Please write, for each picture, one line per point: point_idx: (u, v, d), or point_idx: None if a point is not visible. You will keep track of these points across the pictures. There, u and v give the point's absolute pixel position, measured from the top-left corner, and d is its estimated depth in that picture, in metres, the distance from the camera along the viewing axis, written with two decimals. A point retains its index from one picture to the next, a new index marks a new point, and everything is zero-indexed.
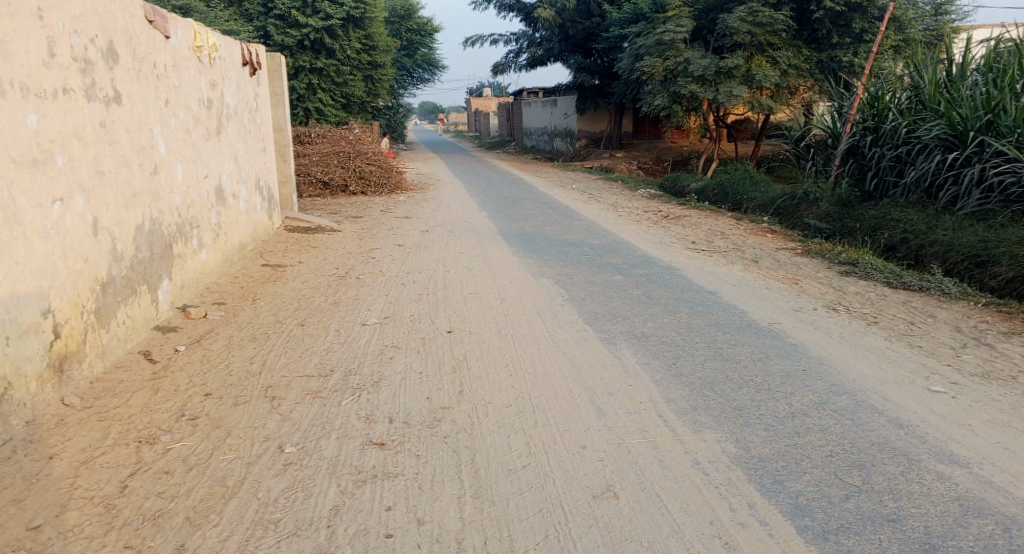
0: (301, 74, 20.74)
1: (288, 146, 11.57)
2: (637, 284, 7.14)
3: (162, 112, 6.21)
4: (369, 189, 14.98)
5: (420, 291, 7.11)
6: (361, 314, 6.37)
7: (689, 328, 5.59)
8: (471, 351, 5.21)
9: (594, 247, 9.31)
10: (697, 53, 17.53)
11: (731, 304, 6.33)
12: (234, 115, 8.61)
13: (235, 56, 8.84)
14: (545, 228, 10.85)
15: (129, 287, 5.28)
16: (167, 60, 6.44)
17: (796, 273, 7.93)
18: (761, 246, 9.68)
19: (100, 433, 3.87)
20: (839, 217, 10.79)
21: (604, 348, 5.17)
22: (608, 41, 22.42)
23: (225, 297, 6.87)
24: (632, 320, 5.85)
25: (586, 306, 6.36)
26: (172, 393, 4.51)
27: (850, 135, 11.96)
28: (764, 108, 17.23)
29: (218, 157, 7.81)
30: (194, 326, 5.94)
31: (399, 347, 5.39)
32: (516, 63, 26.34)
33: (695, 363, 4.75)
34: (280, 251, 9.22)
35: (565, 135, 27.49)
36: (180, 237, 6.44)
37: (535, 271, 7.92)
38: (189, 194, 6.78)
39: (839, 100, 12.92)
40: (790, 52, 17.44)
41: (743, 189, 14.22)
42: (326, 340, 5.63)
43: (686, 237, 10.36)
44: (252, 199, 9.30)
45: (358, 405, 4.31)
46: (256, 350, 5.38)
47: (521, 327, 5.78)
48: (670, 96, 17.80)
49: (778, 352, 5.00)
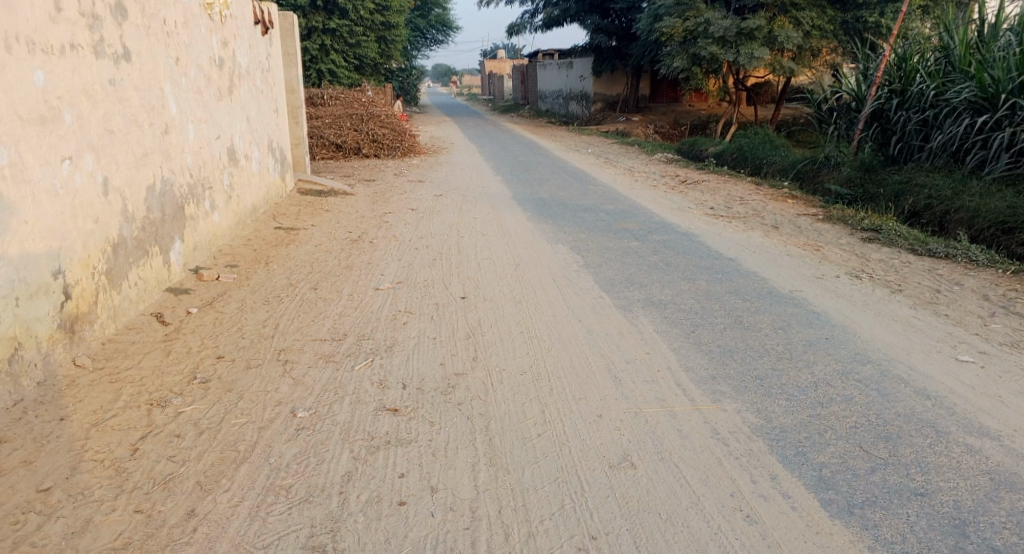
0: (314, 34, 20.50)
1: (301, 108, 11.43)
2: (655, 251, 7.02)
3: (172, 70, 6.09)
4: (383, 152, 14.84)
5: (434, 256, 7.02)
6: (374, 279, 6.29)
7: (707, 295, 5.48)
8: (486, 317, 5.13)
9: (610, 212, 9.18)
10: (719, 13, 17.02)
11: (750, 271, 6.21)
12: (246, 74, 8.48)
13: (246, 14, 8.68)
14: (560, 192, 10.70)
15: (140, 248, 5.22)
16: (177, 17, 6.31)
17: (818, 240, 7.77)
18: (781, 211, 9.50)
19: (111, 396, 3.84)
20: (862, 182, 10.57)
21: (620, 315, 5.07)
22: (625, 2, 21.95)
23: (238, 260, 6.80)
24: (650, 287, 5.75)
25: (603, 272, 6.26)
26: (184, 356, 4.47)
27: (874, 99, 11.64)
28: (786, 70, 17.16)
29: (230, 118, 7.70)
30: (207, 289, 5.89)
31: (412, 313, 5.31)
32: (532, 24, 25.90)
33: (713, 332, 4.65)
34: (293, 214, 9.14)
35: (581, 98, 27.10)
36: (191, 199, 6.36)
37: (550, 236, 7.81)
38: (201, 155, 6.69)
39: (863, 63, 12.56)
40: (815, 12, 16.92)
41: (763, 153, 13.96)
42: (339, 304, 5.56)
43: (704, 203, 10.20)
44: (265, 161, 9.20)
45: (371, 370, 4.25)
46: (268, 314, 5.32)
47: (535, 293, 5.69)
48: (690, 58, 17.45)
49: (800, 320, 4.89)
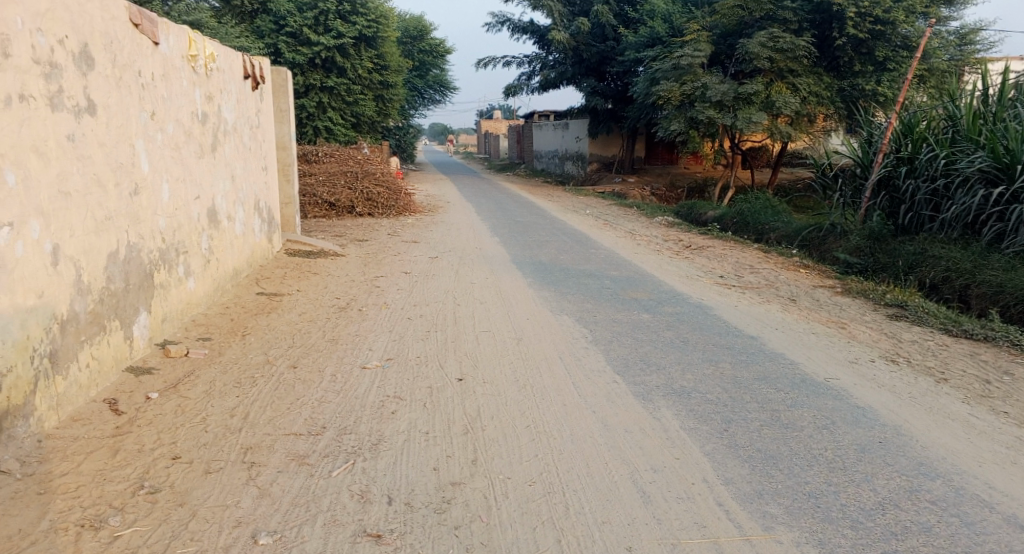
0: (311, 92, 20.26)
1: (292, 164, 10.95)
2: (669, 326, 6.45)
3: (146, 126, 5.56)
4: (377, 211, 14.37)
5: (428, 328, 6.43)
6: (361, 355, 5.66)
7: (735, 383, 4.88)
8: (486, 406, 4.51)
9: (615, 279, 8.64)
10: (717, 77, 16.96)
11: (778, 353, 5.63)
12: (232, 131, 7.99)
13: (235, 68, 8.24)
14: (561, 257, 10.19)
15: (96, 324, 4.61)
16: (156, 69, 5.82)
17: (841, 315, 7.24)
18: (796, 282, 9.00)
19: (36, 513, 3.21)
20: (871, 251, 10.10)
21: (640, 406, 4.46)
22: (622, 66, 21.91)
23: (212, 332, 6.19)
24: (670, 371, 5.14)
25: (615, 351, 5.64)
26: (135, 455, 3.83)
27: (882, 166, 11.17)
28: (784, 135, 16.71)
29: (212, 177, 7.16)
30: (173, 368, 5.26)
31: (402, 399, 4.67)
32: (529, 86, 25.85)
33: (750, 431, 4.04)
34: (278, 278, 8.56)
35: (578, 159, 26.92)
36: (162, 265, 5.78)
37: (553, 305, 7.26)
38: (176, 217, 6.13)
39: (868, 129, 12.08)
40: (812, 79, 16.75)
41: (766, 218, 13.55)
42: (319, 387, 4.93)
43: (713, 270, 9.69)
44: (250, 221, 8.64)
45: (352, 477, 3.61)
46: (240, 399, 4.70)
47: (541, 376, 5.06)
48: (687, 121, 17.21)
49: (844, 418, 4.26)
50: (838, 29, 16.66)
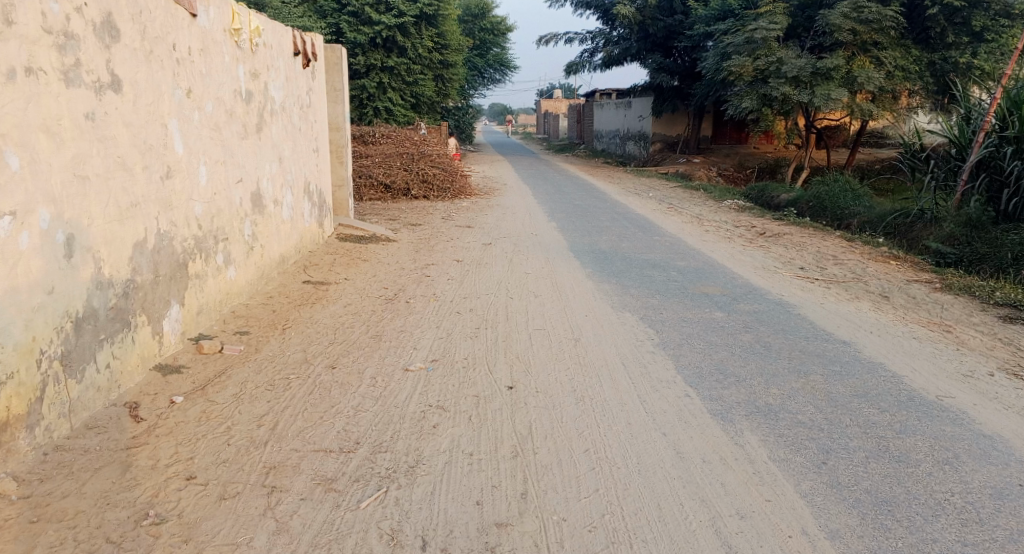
0: (372, 72, 19.91)
1: (346, 146, 10.53)
2: (746, 327, 5.79)
3: (181, 105, 5.15)
4: (433, 193, 13.94)
5: (478, 325, 5.90)
6: (405, 356, 5.17)
7: (831, 403, 4.23)
8: (539, 422, 3.98)
9: (683, 270, 7.98)
10: (792, 52, 15.88)
11: (878, 365, 4.95)
12: (280, 111, 7.57)
13: (284, 45, 7.81)
14: (622, 244, 9.56)
15: (119, 321, 4.22)
16: (193, 43, 5.39)
17: (943, 316, 6.46)
18: (886, 276, 8.18)
19: (22, 548, 2.93)
20: (967, 240, 9.16)
21: (718, 428, 3.87)
22: (689, 40, 20.91)
23: (251, 324, 5.82)
24: (751, 384, 4.50)
25: (688, 358, 5.01)
26: (146, 473, 3.44)
27: (982, 146, 10.08)
28: (865, 114, 15.55)
29: (256, 160, 6.76)
30: (204, 366, 4.86)
31: (446, 411, 4.16)
32: (591, 63, 24.99)
33: (853, 465, 3.45)
34: (326, 265, 8.17)
35: (640, 138, 25.96)
36: (198, 254, 5.39)
37: (616, 299, 6.67)
38: (214, 202, 5.72)
39: (966, 106, 10.96)
40: (898, 52, 15.51)
41: (845, 202, 12.59)
42: (356, 393, 4.46)
43: (791, 261, 8.90)
44: (298, 205, 8.25)
45: (383, 511, 3.17)
46: (270, 405, 4.27)
47: (602, 386, 4.49)
48: (760, 99, 16.21)
49: (969, 451, 3.64)
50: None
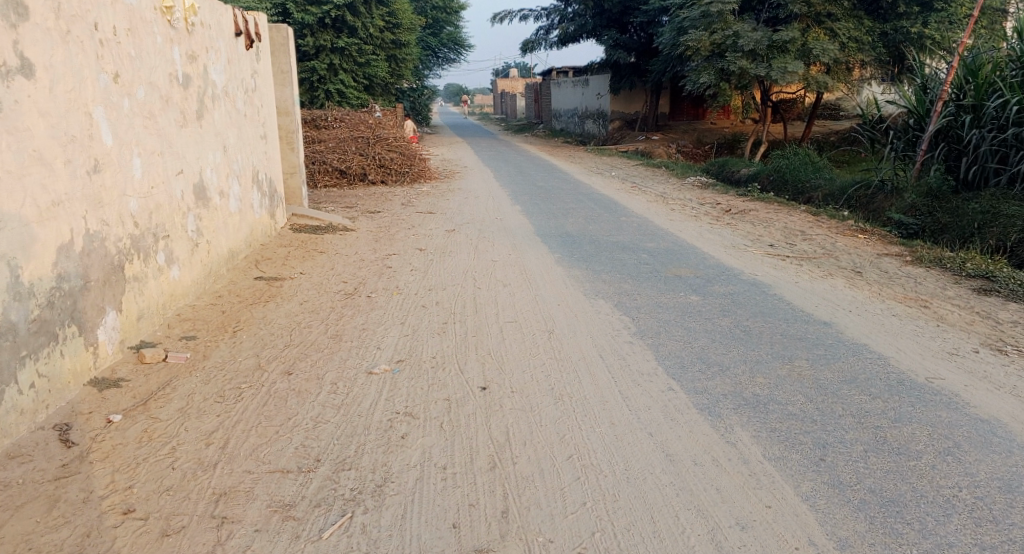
0: (322, 54, 19.29)
1: (297, 132, 10.04)
2: (723, 310, 5.57)
3: (108, 90, 4.70)
4: (390, 178, 13.50)
5: (445, 318, 5.59)
6: (368, 357, 4.82)
7: (821, 391, 4.02)
8: (517, 427, 3.69)
9: (653, 252, 7.75)
10: (748, 25, 15.72)
11: (862, 346, 4.76)
12: (222, 96, 7.09)
13: (224, 24, 7.31)
14: (589, 226, 9.30)
15: (44, 333, 3.80)
16: (119, 22, 4.92)
17: (917, 290, 6.33)
18: (856, 250, 8.06)
19: None
20: (929, 209, 9.08)
21: (708, 425, 3.65)
22: (644, 15, 20.63)
23: (200, 327, 5.42)
24: (736, 374, 4.27)
25: (667, 347, 4.75)
26: (77, 508, 3.07)
27: (941, 115, 9.98)
28: (820, 86, 15.44)
29: (198, 149, 6.31)
30: (147, 376, 4.46)
31: (414, 418, 3.85)
32: (547, 41, 24.60)
33: (853, 460, 3.27)
34: (280, 259, 7.75)
35: (598, 116, 25.72)
36: (136, 254, 4.96)
37: (586, 285, 6.40)
38: (151, 197, 5.28)
39: (923, 75, 10.86)
40: (852, 23, 15.42)
41: (806, 175, 12.48)
42: (315, 402, 4.11)
43: (760, 238, 8.73)
44: (247, 196, 7.79)
45: (348, 541, 2.87)
46: (221, 419, 3.91)
47: (581, 383, 4.22)
48: (717, 73, 16.00)
49: (971, 438, 3.47)
50: None
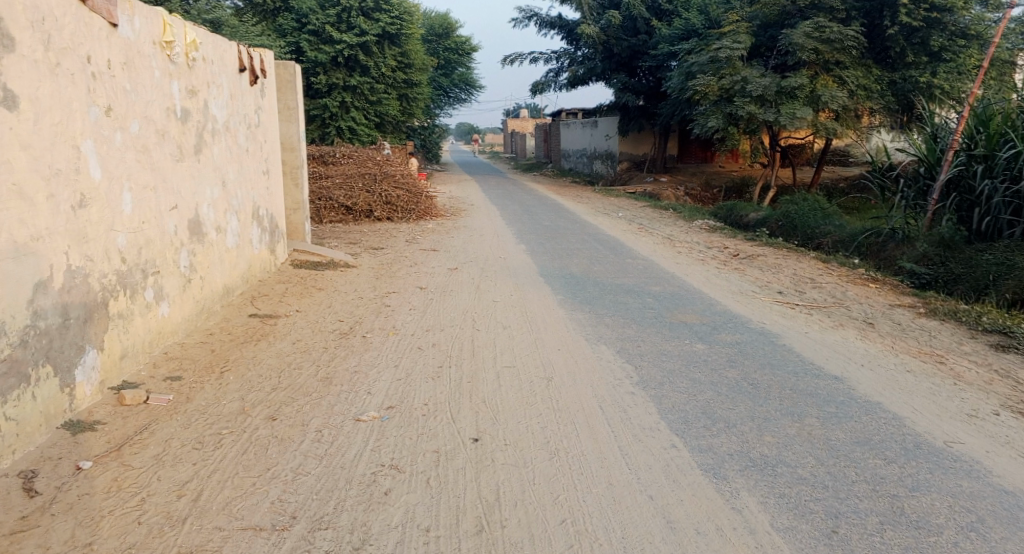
0: (334, 91, 19.37)
1: (302, 167, 9.95)
2: (731, 361, 5.35)
3: (99, 124, 4.59)
4: (396, 214, 13.39)
5: (440, 362, 5.38)
6: (357, 402, 4.61)
7: (832, 453, 3.79)
8: (508, 485, 3.48)
9: (658, 297, 7.56)
10: (757, 71, 15.71)
11: (876, 404, 4.53)
12: (222, 130, 6.99)
13: (227, 59, 7.24)
14: (593, 267, 9.12)
15: (14, 374, 3.63)
16: (114, 56, 4.83)
17: (931, 344, 6.11)
18: (867, 300, 7.85)
19: None
20: (941, 259, 8.87)
21: (711, 489, 3.42)
22: (654, 60, 20.71)
23: (187, 367, 5.24)
24: (743, 431, 4.04)
25: (670, 399, 4.53)
26: None
27: (952, 165, 9.81)
28: (829, 132, 15.34)
29: (195, 183, 6.18)
30: (124, 419, 4.26)
31: (400, 472, 3.64)
32: (557, 82, 24.72)
33: (868, 536, 3.05)
34: (277, 295, 7.58)
35: (607, 157, 25.71)
36: (122, 291, 4.80)
37: (588, 330, 6.19)
38: (141, 232, 5.14)
39: (934, 124, 10.72)
40: (861, 71, 15.37)
41: (815, 221, 12.30)
42: (297, 451, 3.89)
43: (768, 284, 8.54)
44: (246, 231, 7.65)
45: None
46: (196, 468, 3.70)
47: (578, 437, 4.00)
48: (726, 118, 15.93)
49: (995, 512, 3.23)
50: (890, 16, 15.34)
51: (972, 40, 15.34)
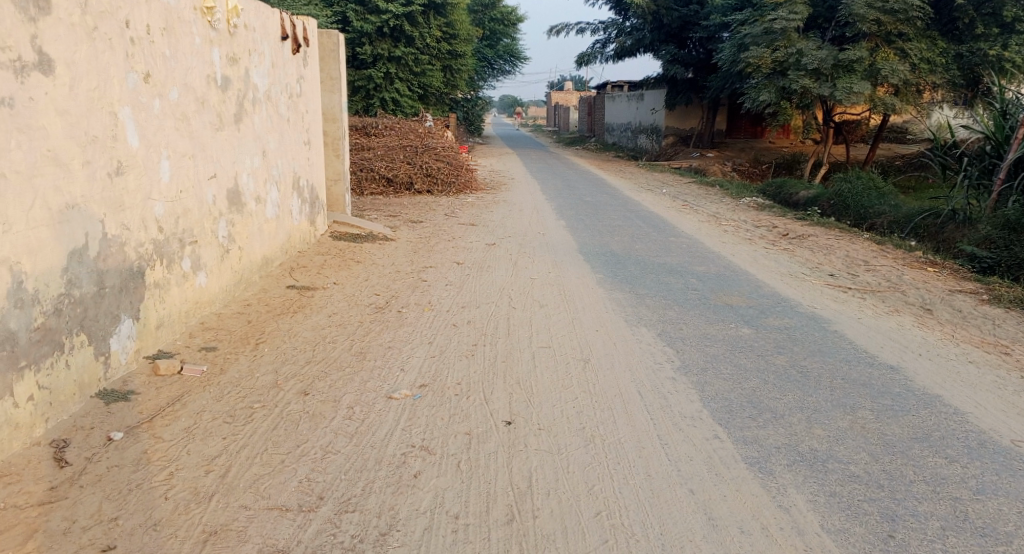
0: (379, 62, 19.26)
1: (343, 138, 9.85)
2: (779, 347, 5.11)
3: (136, 90, 4.51)
4: (437, 187, 13.25)
5: (475, 341, 5.24)
6: (390, 380, 4.51)
7: (888, 449, 3.57)
8: (542, 472, 3.34)
9: (703, 277, 7.30)
10: (813, 43, 15.10)
11: (935, 398, 4.28)
12: (263, 99, 6.90)
13: (269, 26, 7.13)
14: (635, 245, 8.89)
15: (48, 343, 3.60)
16: (154, 21, 4.74)
17: (994, 334, 5.78)
18: (925, 285, 7.49)
19: None
20: (1005, 243, 8.42)
21: (758, 484, 3.24)
22: (705, 31, 20.12)
23: (222, 338, 5.20)
24: (791, 423, 3.83)
25: (714, 387, 4.33)
26: (57, 542, 2.88)
27: (1022, 143, 9.29)
28: (887, 108, 14.71)
29: (234, 153, 6.11)
30: (157, 389, 4.23)
31: (431, 454, 3.53)
32: (603, 54, 24.23)
33: (929, 542, 2.87)
34: (314, 267, 7.52)
35: (653, 132, 25.19)
36: (158, 260, 4.75)
37: (628, 311, 5.99)
38: (179, 202, 5.08)
39: (1003, 100, 10.15)
40: (923, 44, 14.67)
41: (869, 201, 11.83)
42: (327, 429, 3.80)
43: (818, 266, 8.21)
44: (285, 201, 7.59)
45: None
46: (226, 443, 3.63)
47: (616, 423, 3.84)
48: (779, 92, 15.38)
49: None
50: None
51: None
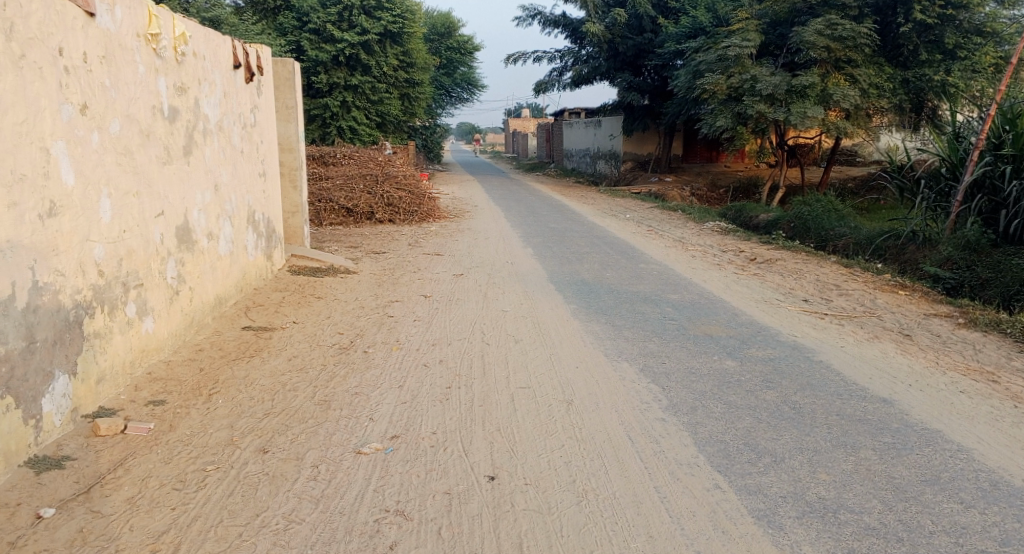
0: (335, 90, 18.92)
1: (301, 168, 9.47)
2: (768, 381, 4.87)
3: (72, 123, 4.12)
4: (398, 216, 12.91)
5: (448, 383, 4.90)
6: (359, 431, 4.15)
7: (900, 494, 3.33)
8: (532, 540, 3.03)
9: (679, 306, 7.08)
10: (766, 69, 15.19)
11: (936, 433, 4.07)
12: (214, 130, 6.52)
13: (220, 54, 6.77)
14: (605, 273, 8.66)
15: None
16: (92, 48, 4.38)
17: (977, 360, 5.65)
18: (899, 309, 7.39)
19: None
20: (967, 263, 8.38)
21: (768, 543, 2.98)
22: (660, 59, 20.27)
23: (172, 388, 4.79)
24: (794, 467, 3.58)
25: (707, 428, 4.06)
26: None
27: (977, 164, 9.21)
28: (840, 131, 14.78)
29: (184, 187, 5.72)
30: (98, 453, 3.81)
31: (408, 519, 3.19)
32: (560, 82, 24.25)
33: None
34: (272, 305, 7.11)
35: (611, 157, 25.23)
36: (99, 307, 4.33)
37: (606, 344, 5.72)
38: (122, 242, 4.67)
39: (954, 124, 10.12)
40: (872, 70, 14.85)
41: (830, 223, 11.81)
42: (290, 493, 3.43)
43: (792, 292, 8.06)
44: (240, 237, 7.18)
45: None
46: (175, 515, 3.25)
47: (608, 474, 3.54)
48: (735, 116, 15.41)
49: None
50: (903, 14, 14.98)
51: (984, 39, 15.03)
